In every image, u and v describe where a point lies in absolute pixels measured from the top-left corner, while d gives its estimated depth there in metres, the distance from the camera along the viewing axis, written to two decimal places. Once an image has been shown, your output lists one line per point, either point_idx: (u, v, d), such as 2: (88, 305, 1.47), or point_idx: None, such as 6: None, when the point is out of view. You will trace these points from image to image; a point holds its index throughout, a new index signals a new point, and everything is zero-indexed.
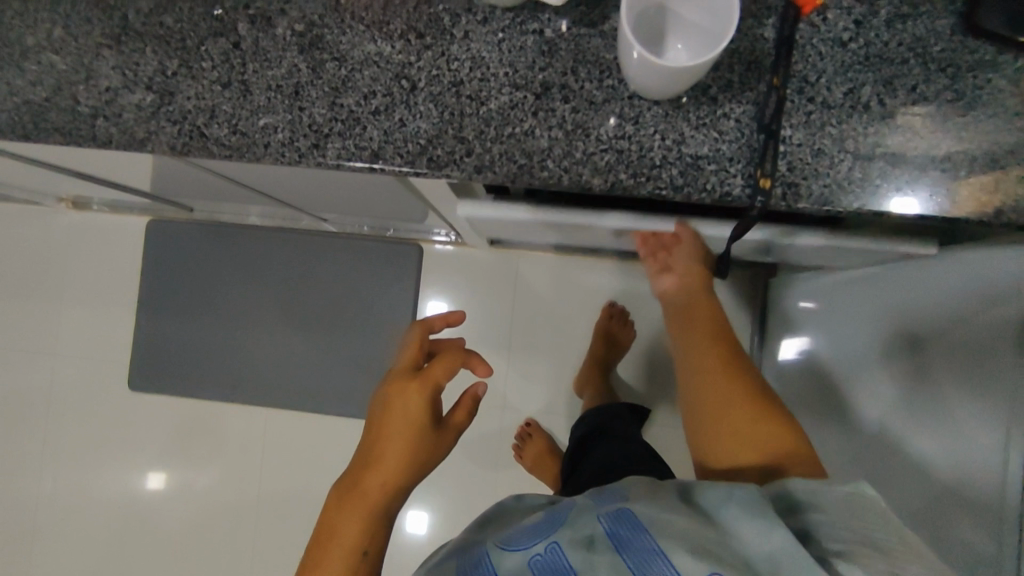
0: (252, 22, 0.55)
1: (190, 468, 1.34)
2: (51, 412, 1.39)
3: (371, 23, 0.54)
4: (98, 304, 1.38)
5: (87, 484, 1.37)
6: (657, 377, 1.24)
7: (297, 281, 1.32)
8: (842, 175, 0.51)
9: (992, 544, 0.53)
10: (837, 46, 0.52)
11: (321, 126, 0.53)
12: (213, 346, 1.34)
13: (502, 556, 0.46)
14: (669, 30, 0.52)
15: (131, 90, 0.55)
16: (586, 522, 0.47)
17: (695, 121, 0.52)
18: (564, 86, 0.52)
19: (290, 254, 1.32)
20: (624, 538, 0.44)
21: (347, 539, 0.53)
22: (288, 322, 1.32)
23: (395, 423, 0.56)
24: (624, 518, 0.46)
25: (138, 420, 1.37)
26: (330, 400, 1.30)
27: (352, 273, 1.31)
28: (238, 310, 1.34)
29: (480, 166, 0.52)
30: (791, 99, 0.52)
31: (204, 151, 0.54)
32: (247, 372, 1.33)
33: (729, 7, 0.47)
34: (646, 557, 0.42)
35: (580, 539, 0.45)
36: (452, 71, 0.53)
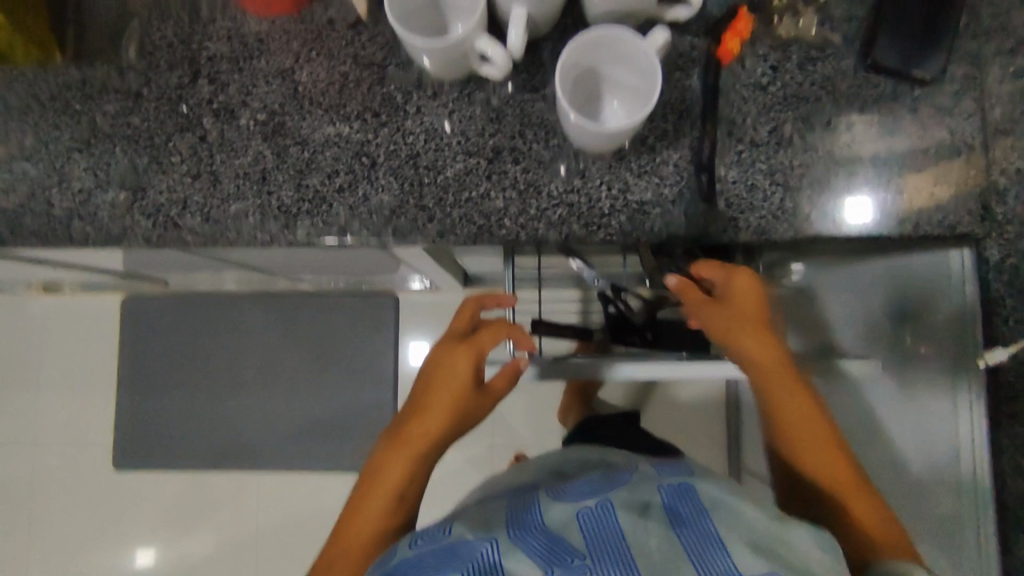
0: (216, 116, 0.58)
1: (182, 539, 1.33)
2: (34, 499, 1.37)
3: (329, 107, 0.58)
4: (76, 385, 1.38)
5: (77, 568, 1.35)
6: (639, 396, 1.28)
7: (277, 342, 1.34)
8: (775, 206, 0.56)
9: (953, 528, 0.58)
10: (757, 90, 0.57)
11: (290, 207, 0.57)
12: (198, 415, 1.34)
13: (550, 507, 0.45)
14: (601, 88, 0.55)
15: (104, 189, 0.58)
16: (644, 489, 0.46)
17: (637, 169, 0.56)
18: (513, 148, 0.56)
19: (267, 316, 1.34)
20: (682, 514, 0.42)
21: (388, 482, 0.56)
22: (271, 383, 1.33)
23: (441, 380, 0.60)
24: (688, 494, 0.45)
25: (125, 499, 1.35)
26: (320, 457, 1.31)
27: (332, 329, 1.33)
28: (220, 376, 1.34)
29: (443, 231, 0.56)
30: (722, 142, 0.57)
31: (179, 241, 0.57)
32: (234, 437, 1.33)
33: (654, 67, 0.50)
34: (703, 538, 0.40)
35: (635, 504, 0.43)
36: (408, 145, 0.57)
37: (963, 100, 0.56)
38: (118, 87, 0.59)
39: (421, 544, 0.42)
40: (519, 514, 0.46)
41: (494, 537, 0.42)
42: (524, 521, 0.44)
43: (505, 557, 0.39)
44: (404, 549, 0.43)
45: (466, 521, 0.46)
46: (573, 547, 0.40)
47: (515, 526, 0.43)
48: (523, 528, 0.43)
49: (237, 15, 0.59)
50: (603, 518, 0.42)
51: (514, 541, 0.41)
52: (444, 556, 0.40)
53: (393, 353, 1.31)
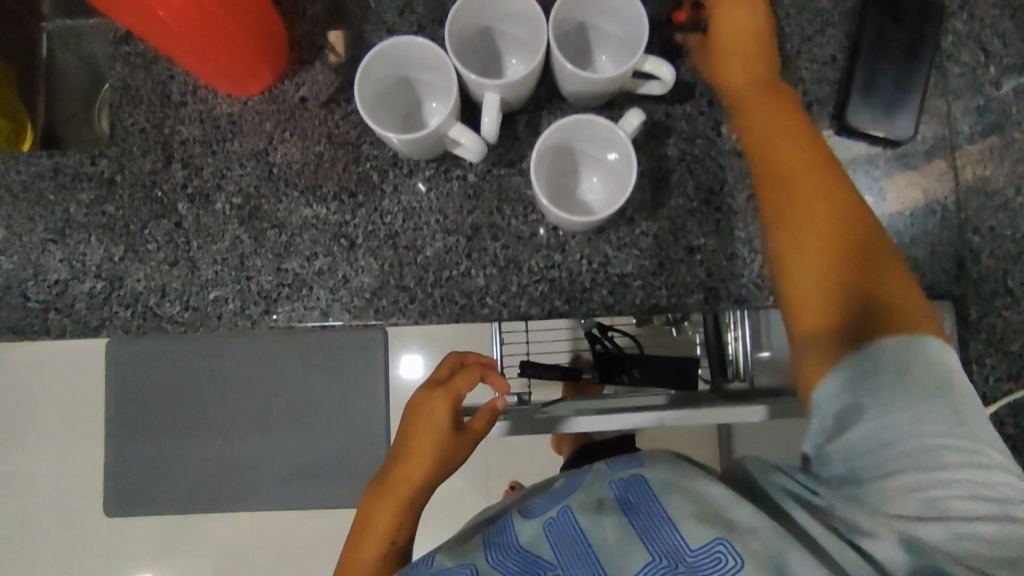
0: (192, 200, 0.58)
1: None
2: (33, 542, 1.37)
3: (305, 188, 0.57)
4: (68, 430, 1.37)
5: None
6: None
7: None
8: (755, 274, 0.56)
9: None
10: (734, 156, 0.57)
11: (269, 292, 0.56)
12: None
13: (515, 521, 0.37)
14: (584, 148, 0.53)
15: (80, 280, 0.57)
16: (597, 487, 0.38)
17: (617, 242, 0.56)
18: (492, 225, 0.56)
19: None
20: (633, 504, 0.36)
21: (377, 533, 0.53)
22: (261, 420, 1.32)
23: (422, 419, 0.56)
24: (638, 484, 0.38)
25: (124, 540, 1.36)
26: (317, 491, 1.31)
27: None
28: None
29: (424, 311, 0.56)
30: (701, 211, 0.57)
31: (159, 330, 0.57)
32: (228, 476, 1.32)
33: (630, 155, 0.50)
34: (654, 524, 0.34)
35: (590, 503, 0.37)
36: (387, 225, 0.57)
37: (937, 158, 0.57)
38: (91, 175, 0.58)
39: None
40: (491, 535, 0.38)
41: (470, 563, 0.35)
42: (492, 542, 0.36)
43: None
44: None
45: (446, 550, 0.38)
46: (546, 568, 0.34)
47: (488, 549, 0.36)
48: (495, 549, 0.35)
49: (208, 97, 0.58)
50: (569, 527, 0.35)
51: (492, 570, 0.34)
52: None
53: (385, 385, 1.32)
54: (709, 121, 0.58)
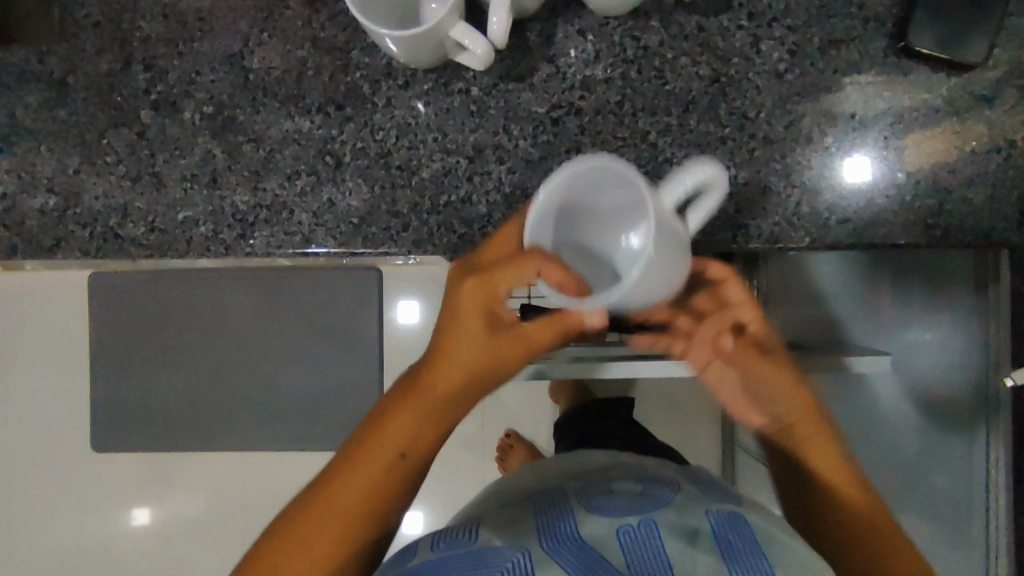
0: (156, 108, 0.51)
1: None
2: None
3: (285, 98, 0.50)
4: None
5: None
6: None
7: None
8: (790, 210, 0.50)
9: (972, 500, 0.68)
10: (774, 78, 0.50)
11: (245, 214, 0.50)
12: None
13: (586, 521, 0.41)
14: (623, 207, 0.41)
15: (31, 194, 0.51)
16: (692, 513, 0.41)
17: (637, 169, 0.50)
18: (497, 146, 0.50)
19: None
20: (732, 543, 0.38)
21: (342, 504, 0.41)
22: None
23: (448, 322, 0.42)
24: (738, 527, 0.40)
25: None
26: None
27: None
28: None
29: (419, 240, 0.50)
30: (732, 138, 0.50)
31: (121, 253, 0.51)
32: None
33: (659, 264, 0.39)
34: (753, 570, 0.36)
35: (680, 528, 0.39)
36: (378, 143, 0.50)
37: (1006, 90, 0.50)
38: (39, 75, 0.51)
39: (442, 550, 0.39)
40: (550, 523, 0.42)
41: (526, 548, 0.38)
42: (549, 527, 0.41)
43: (538, 568, 0.36)
44: (427, 552, 0.40)
45: (494, 527, 0.42)
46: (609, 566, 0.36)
47: (544, 535, 0.40)
48: (552, 536, 0.39)
49: None
50: (648, 539, 0.38)
51: (548, 553, 0.38)
52: (468, 562, 0.37)
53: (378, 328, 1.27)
54: (748, 37, 0.50)
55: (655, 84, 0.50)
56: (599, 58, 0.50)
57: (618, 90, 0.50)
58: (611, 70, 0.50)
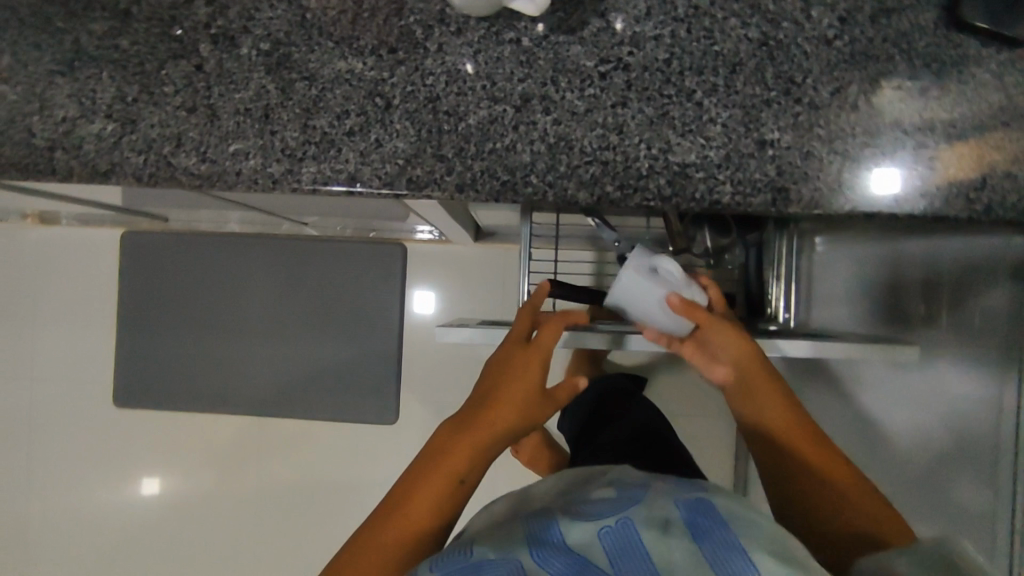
0: (215, 42, 0.52)
1: (187, 474, 1.36)
2: (45, 427, 1.39)
3: (339, 39, 0.52)
4: (82, 318, 1.37)
5: (82, 494, 1.39)
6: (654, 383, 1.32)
7: (282, 288, 1.29)
8: (832, 177, 0.50)
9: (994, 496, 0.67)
10: (821, 44, 0.51)
11: (294, 150, 0.51)
12: (187, 356, 1.32)
13: (569, 524, 0.43)
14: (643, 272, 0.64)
15: (89, 119, 0.52)
16: (663, 505, 0.44)
17: (681, 127, 0.50)
18: (545, 97, 0.51)
19: (271, 259, 1.28)
20: (704, 528, 0.41)
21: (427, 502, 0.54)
22: (269, 329, 1.30)
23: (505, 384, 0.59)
24: (706, 508, 0.44)
25: (132, 432, 1.38)
26: (323, 404, 1.30)
27: (335, 276, 1.29)
28: (220, 320, 1.30)
29: (462, 185, 0.50)
30: (778, 101, 0.50)
31: (172, 181, 0.52)
32: (237, 382, 1.31)
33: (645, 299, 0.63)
34: (726, 551, 0.39)
35: (656, 521, 0.42)
36: (428, 87, 0.51)
37: None
38: (107, 5, 0.53)
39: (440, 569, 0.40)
40: (536, 530, 0.44)
41: (516, 558, 0.40)
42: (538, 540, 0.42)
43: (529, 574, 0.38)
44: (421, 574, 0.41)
45: (484, 544, 0.44)
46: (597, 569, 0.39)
47: (534, 546, 0.41)
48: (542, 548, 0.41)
49: None
50: (627, 533, 0.41)
51: (539, 564, 0.39)
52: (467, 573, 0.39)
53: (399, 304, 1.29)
54: (797, 3, 0.51)
55: (703, 44, 0.51)
56: (649, 15, 0.51)
57: (667, 47, 0.51)
58: (660, 28, 0.51)
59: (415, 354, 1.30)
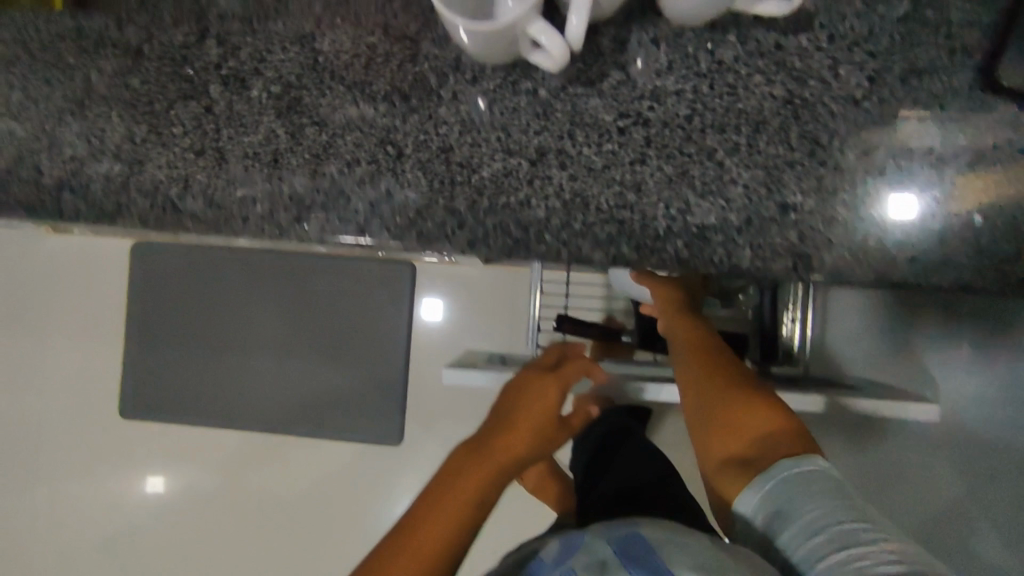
0: (224, 84, 0.51)
1: (189, 485, 1.36)
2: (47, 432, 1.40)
3: (352, 83, 0.50)
4: (89, 325, 1.37)
5: (83, 499, 1.39)
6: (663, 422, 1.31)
7: (287, 308, 1.29)
8: (857, 244, 0.48)
9: None
10: (850, 104, 0.48)
11: (303, 197, 0.50)
12: (199, 370, 1.32)
13: None
14: None
15: (98, 159, 0.51)
16: (598, 545, 0.42)
17: (700, 188, 0.49)
18: (561, 151, 0.49)
19: (277, 279, 1.28)
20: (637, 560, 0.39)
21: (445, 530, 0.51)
22: (274, 348, 1.29)
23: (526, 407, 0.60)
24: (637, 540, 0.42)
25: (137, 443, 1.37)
26: (327, 426, 1.29)
27: (348, 296, 1.28)
28: (224, 336, 1.30)
29: (473, 240, 0.49)
30: (803, 163, 0.48)
31: (179, 225, 0.51)
32: (240, 398, 1.32)
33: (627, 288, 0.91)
34: None
35: (593, 564, 0.40)
36: (441, 137, 0.50)
37: None
38: (117, 42, 0.52)
39: None
40: None
41: None
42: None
43: None
44: None
45: None
46: None
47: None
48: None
49: None
50: None
51: None
52: None
53: (404, 326, 1.27)
54: (826, 60, 0.48)
55: (726, 101, 0.49)
56: (672, 69, 0.49)
57: (688, 103, 0.49)
58: (683, 82, 0.49)
59: (421, 375, 1.28)
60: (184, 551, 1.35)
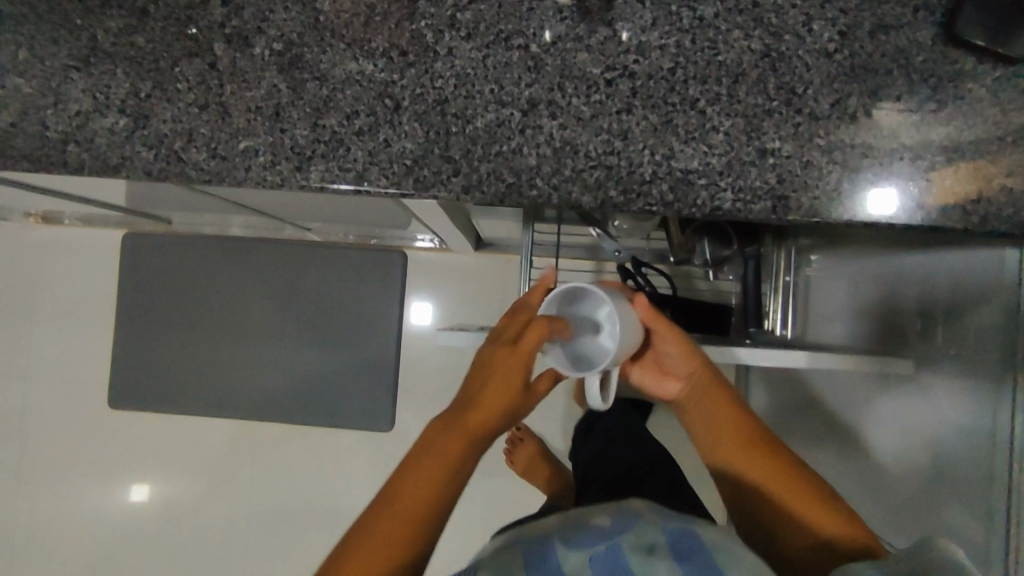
0: (228, 41, 0.53)
1: (179, 479, 1.39)
2: (43, 419, 1.41)
3: (352, 41, 0.53)
4: (83, 322, 1.40)
5: (79, 500, 1.41)
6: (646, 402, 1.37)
7: (277, 284, 1.28)
8: (831, 187, 0.51)
9: None
10: (824, 56, 0.52)
11: (304, 148, 0.52)
12: (178, 368, 1.31)
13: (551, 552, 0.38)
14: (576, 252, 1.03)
15: (103, 114, 0.53)
16: (647, 528, 0.40)
17: (684, 135, 0.51)
18: (551, 102, 0.52)
19: (271, 257, 1.28)
20: (690, 551, 0.39)
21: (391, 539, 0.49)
22: (264, 318, 1.29)
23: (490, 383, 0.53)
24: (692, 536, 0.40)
25: (128, 435, 1.40)
26: (319, 391, 1.29)
27: (335, 282, 1.27)
28: (218, 319, 1.30)
29: (468, 187, 0.51)
30: (779, 111, 0.51)
31: (181, 177, 0.53)
32: (234, 379, 1.30)
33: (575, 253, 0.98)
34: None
35: (641, 545, 0.39)
36: (437, 90, 0.52)
37: None
38: (124, 4, 0.54)
39: None
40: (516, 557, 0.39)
41: None
42: (532, 566, 0.37)
43: None
44: None
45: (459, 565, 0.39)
46: None
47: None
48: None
49: None
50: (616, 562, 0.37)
51: None
52: None
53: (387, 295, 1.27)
54: (800, 16, 0.52)
55: (707, 54, 0.52)
56: (655, 25, 0.52)
57: (671, 57, 0.52)
58: (666, 37, 0.52)
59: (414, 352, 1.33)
60: (179, 529, 1.39)
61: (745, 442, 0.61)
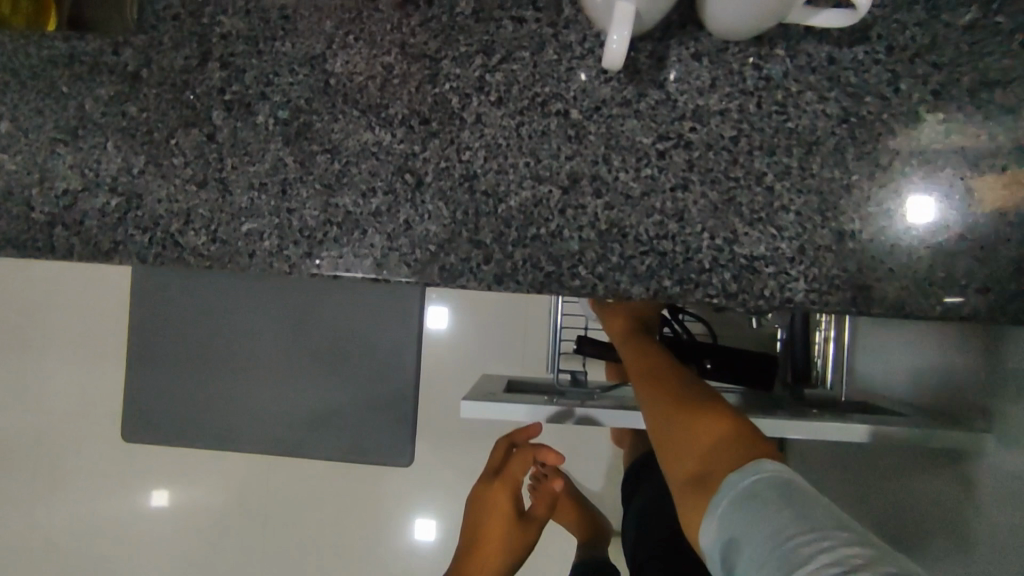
0: (229, 109, 0.47)
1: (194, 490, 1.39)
2: (59, 443, 1.39)
3: (367, 107, 0.47)
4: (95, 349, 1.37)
5: (96, 516, 1.41)
6: None
7: (287, 332, 1.12)
8: (921, 274, 0.44)
9: None
10: (913, 121, 0.45)
11: (314, 231, 0.46)
12: (173, 417, 1.15)
13: None
14: None
15: (93, 193, 0.47)
16: None
17: (749, 215, 0.44)
18: (595, 176, 0.45)
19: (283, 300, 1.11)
20: None
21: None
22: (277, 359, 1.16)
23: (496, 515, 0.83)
24: None
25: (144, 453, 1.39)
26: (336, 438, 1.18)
27: (353, 323, 1.11)
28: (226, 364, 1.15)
29: (501, 276, 0.45)
30: (860, 186, 0.44)
31: (179, 264, 0.47)
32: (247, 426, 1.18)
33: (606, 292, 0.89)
34: None
35: None
36: (464, 163, 0.46)
37: None
38: (112, 67, 0.48)
39: None
40: None
41: None
42: None
43: None
44: None
45: None
46: None
47: None
48: None
49: None
50: None
51: None
52: None
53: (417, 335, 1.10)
54: (885, 73, 0.45)
55: (776, 120, 0.45)
56: (715, 87, 0.45)
57: (734, 123, 0.45)
58: (727, 101, 0.45)
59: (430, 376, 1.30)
60: (202, 547, 1.39)
61: (678, 400, 0.53)
